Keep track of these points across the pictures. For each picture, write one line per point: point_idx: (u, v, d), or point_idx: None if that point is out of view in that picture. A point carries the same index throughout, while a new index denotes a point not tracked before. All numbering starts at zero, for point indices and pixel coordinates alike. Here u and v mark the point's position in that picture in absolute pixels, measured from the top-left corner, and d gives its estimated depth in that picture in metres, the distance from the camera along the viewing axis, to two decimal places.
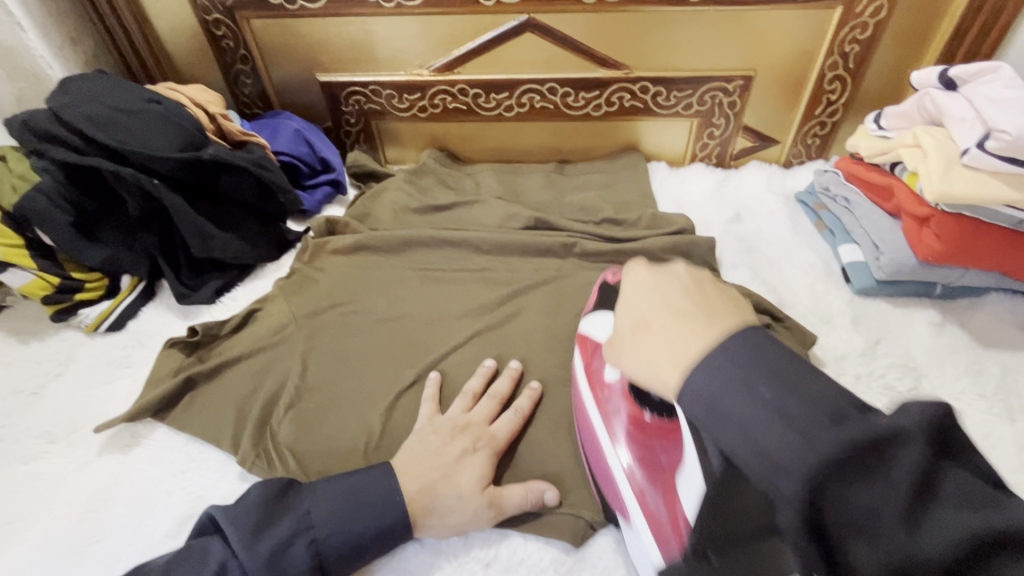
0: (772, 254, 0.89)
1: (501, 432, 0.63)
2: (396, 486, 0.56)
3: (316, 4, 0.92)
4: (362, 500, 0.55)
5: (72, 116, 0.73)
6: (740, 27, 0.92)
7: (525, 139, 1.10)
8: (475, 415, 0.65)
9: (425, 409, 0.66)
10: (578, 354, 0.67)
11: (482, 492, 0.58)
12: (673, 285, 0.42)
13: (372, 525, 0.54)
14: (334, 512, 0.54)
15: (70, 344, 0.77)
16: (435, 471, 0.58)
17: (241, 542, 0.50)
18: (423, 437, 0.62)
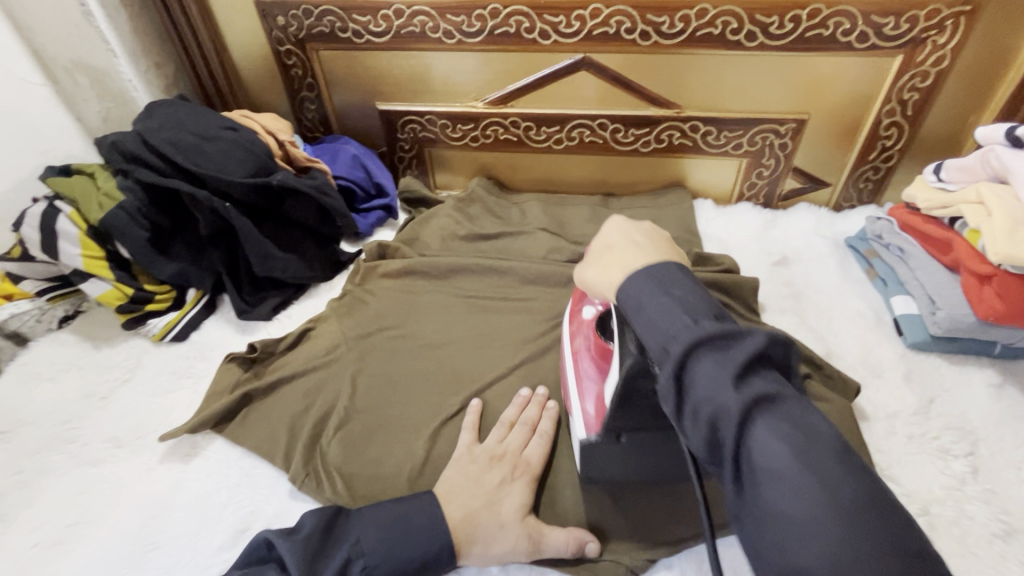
0: (821, 300, 0.88)
1: (535, 458, 0.65)
2: (441, 515, 0.57)
3: (381, 38, 0.97)
4: (409, 531, 0.56)
5: (157, 140, 0.79)
6: (795, 72, 0.93)
7: (572, 170, 1.12)
8: (511, 443, 0.66)
9: (465, 438, 0.67)
10: (569, 304, 0.73)
11: (521, 523, 0.59)
12: (639, 230, 0.54)
13: (419, 555, 0.55)
14: (382, 541, 0.55)
15: (138, 352, 0.81)
16: (482, 505, 0.59)
17: (298, 573, 0.52)
18: (462, 467, 0.63)
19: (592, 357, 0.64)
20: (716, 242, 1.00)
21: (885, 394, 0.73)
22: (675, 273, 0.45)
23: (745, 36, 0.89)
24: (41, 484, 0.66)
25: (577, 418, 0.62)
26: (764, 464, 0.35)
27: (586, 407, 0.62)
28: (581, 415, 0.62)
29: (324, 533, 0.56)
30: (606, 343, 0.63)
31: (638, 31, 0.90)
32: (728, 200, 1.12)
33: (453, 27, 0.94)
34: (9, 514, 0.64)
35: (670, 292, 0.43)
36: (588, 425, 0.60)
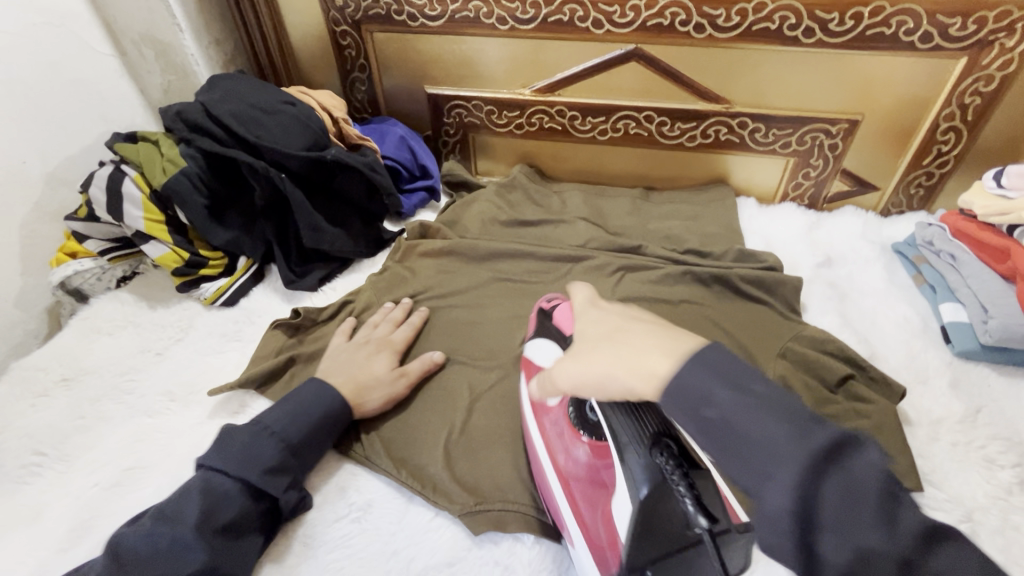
0: (865, 303, 0.86)
1: (398, 339, 0.78)
2: (328, 386, 0.68)
3: (436, 22, 0.98)
4: (288, 409, 0.64)
5: (220, 111, 0.82)
6: (851, 70, 0.91)
7: (614, 162, 1.12)
8: (379, 332, 0.79)
9: (339, 337, 0.78)
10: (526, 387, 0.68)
11: (393, 370, 0.73)
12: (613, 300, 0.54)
13: (305, 424, 0.64)
14: (283, 414, 0.64)
15: (190, 313, 0.85)
16: (354, 373, 0.71)
17: (210, 457, 0.59)
18: (338, 356, 0.74)
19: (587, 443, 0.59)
20: (758, 241, 0.99)
21: (929, 400, 0.72)
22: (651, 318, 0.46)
23: (803, 31, 0.88)
24: (100, 430, 0.70)
25: (585, 550, 0.55)
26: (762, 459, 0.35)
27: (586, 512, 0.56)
28: (588, 541, 0.55)
29: (299, 405, 0.65)
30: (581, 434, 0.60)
31: (692, 23, 0.90)
32: (771, 200, 1.10)
33: (507, 13, 0.95)
34: (71, 455, 0.68)
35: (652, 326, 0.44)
36: (603, 560, 0.53)
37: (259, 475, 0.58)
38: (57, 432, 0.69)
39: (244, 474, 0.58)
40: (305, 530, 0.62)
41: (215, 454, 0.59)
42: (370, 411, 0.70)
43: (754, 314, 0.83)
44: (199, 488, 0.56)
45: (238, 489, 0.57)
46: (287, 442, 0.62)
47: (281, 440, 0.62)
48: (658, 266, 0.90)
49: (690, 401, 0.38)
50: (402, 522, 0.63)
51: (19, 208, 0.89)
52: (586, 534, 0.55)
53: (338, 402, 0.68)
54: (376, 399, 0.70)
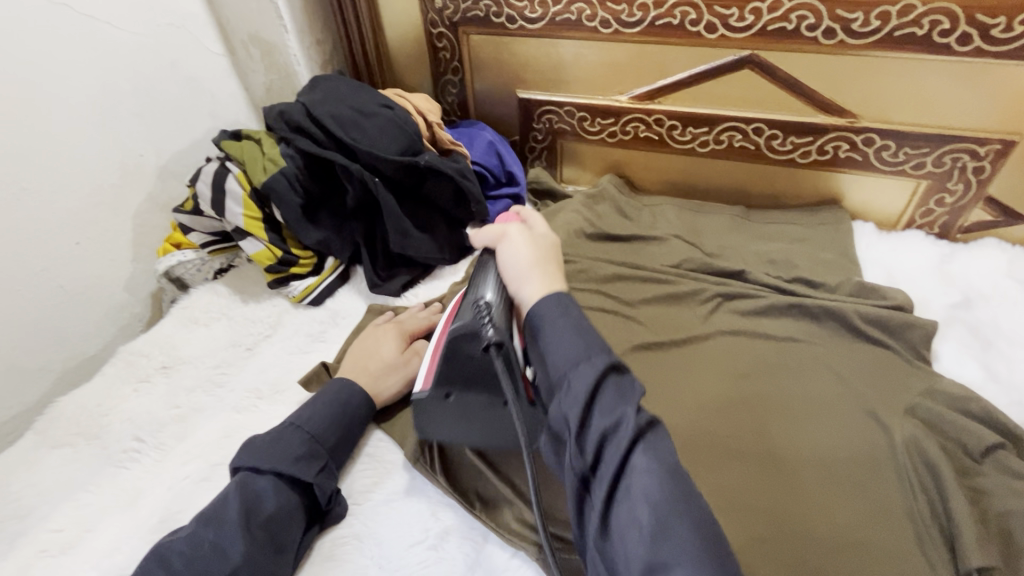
0: (1014, 354, 0.74)
1: (411, 324, 0.79)
2: (346, 378, 0.70)
3: (535, 24, 0.95)
4: (312, 400, 0.66)
5: (321, 112, 0.82)
6: (1010, 85, 0.79)
7: (712, 176, 1.04)
8: (400, 318, 0.80)
9: (375, 321, 0.80)
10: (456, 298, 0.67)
11: (405, 353, 0.74)
12: (542, 240, 0.63)
13: (328, 414, 0.65)
14: (307, 407, 0.65)
15: (279, 310, 0.87)
16: (372, 363, 0.72)
17: (237, 455, 0.61)
18: (361, 342, 0.76)
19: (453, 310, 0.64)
20: (879, 273, 0.88)
21: None
22: (569, 300, 0.56)
23: (957, 38, 0.77)
24: (193, 421, 0.72)
25: (425, 360, 0.62)
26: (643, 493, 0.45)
27: (441, 329, 0.62)
28: (430, 352, 0.62)
29: (324, 400, 0.66)
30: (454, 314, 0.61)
31: (822, 28, 0.81)
32: (893, 226, 0.98)
33: (611, 15, 0.90)
34: (167, 444, 0.70)
35: (574, 325, 0.53)
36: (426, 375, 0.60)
37: (291, 466, 0.59)
38: (155, 420, 0.72)
39: (274, 465, 0.59)
40: (380, 550, 0.60)
41: (247, 455, 0.60)
42: (388, 399, 0.71)
43: (876, 358, 0.73)
44: (237, 491, 0.57)
45: (274, 484, 0.58)
46: (314, 434, 0.63)
47: (308, 433, 0.62)
48: (761, 294, 0.82)
49: (600, 415, 0.48)
50: (478, 556, 0.60)
51: (134, 197, 0.95)
52: (432, 348, 0.62)
53: (366, 394, 0.69)
54: (394, 387, 0.72)
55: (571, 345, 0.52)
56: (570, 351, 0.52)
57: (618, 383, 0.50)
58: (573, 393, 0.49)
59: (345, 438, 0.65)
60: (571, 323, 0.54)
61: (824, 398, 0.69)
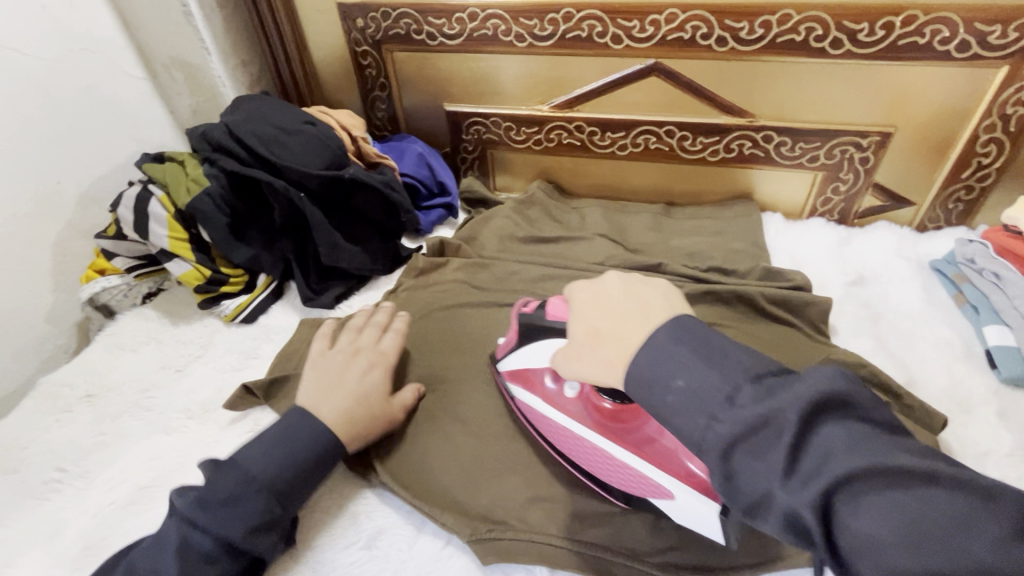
0: (901, 324, 0.82)
1: (390, 347, 0.73)
2: (315, 420, 0.62)
3: (454, 41, 0.99)
4: (272, 448, 0.58)
5: (243, 132, 0.83)
6: (881, 82, 0.88)
7: (635, 177, 1.10)
8: (364, 342, 0.73)
9: (316, 346, 0.71)
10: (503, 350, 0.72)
11: (386, 400, 0.68)
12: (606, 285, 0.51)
13: (287, 469, 0.58)
14: (263, 458, 0.57)
15: (211, 330, 0.86)
16: (344, 398, 0.65)
17: (186, 514, 0.53)
18: (318, 368, 0.68)
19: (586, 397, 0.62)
20: (785, 258, 0.96)
21: (974, 431, 0.68)
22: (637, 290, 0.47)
23: (830, 43, 0.85)
24: (120, 447, 0.71)
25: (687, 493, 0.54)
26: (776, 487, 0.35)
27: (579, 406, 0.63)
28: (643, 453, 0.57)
29: (281, 445, 0.59)
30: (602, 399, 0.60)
31: (714, 36, 0.88)
32: (798, 215, 1.06)
33: (525, 30, 0.95)
34: (91, 471, 0.68)
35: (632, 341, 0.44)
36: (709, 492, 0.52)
37: (241, 534, 0.53)
38: (78, 449, 0.71)
39: (222, 533, 0.52)
40: (319, 574, 0.59)
41: (196, 515, 0.53)
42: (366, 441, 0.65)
43: (783, 335, 0.79)
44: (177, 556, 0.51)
45: (219, 551, 0.52)
46: (271, 491, 0.56)
47: (264, 491, 0.55)
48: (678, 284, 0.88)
49: (830, 472, 0.33)
50: (411, 550, 0.61)
51: (53, 225, 0.92)
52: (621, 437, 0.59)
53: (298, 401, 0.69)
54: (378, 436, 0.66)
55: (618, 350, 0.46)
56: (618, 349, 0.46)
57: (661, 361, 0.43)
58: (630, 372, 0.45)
59: (300, 487, 0.58)
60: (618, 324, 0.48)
61: None
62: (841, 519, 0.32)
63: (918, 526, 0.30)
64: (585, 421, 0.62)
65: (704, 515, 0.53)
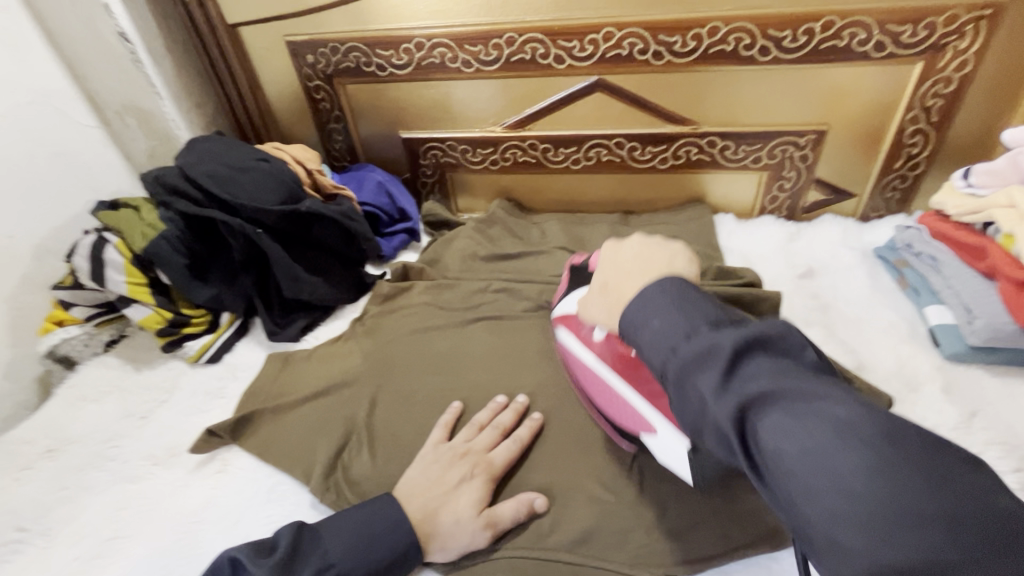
0: (850, 311, 0.85)
1: (499, 459, 0.67)
2: (400, 515, 0.59)
3: (404, 70, 1.02)
4: (372, 537, 0.58)
5: (197, 173, 0.84)
6: (810, 84, 0.93)
7: (591, 189, 1.13)
8: (477, 443, 0.68)
9: (433, 435, 0.69)
10: (564, 330, 0.76)
11: (479, 515, 0.61)
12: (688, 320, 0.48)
13: (386, 556, 0.57)
14: (347, 548, 0.57)
15: (175, 374, 0.85)
16: (435, 500, 0.62)
17: None
18: (424, 467, 0.65)
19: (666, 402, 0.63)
20: (738, 256, 0.99)
21: (922, 408, 0.71)
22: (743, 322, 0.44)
23: (758, 50, 0.90)
24: (84, 500, 0.70)
25: None
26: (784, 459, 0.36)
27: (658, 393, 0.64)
28: None
29: (363, 534, 0.58)
30: None
31: (650, 51, 0.92)
32: (749, 214, 1.11)
33: (471, 56, 0.98)
34: (55, 527, 0.67)
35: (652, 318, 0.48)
36: None
37: None
38: (40, 506, 0.69)
39: None
40: None
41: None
42: (446, 555, 0.60)
43: None
44: None
45: None
46: None
47: None
48: None
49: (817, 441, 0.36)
50: None
51: (6, 281, 0.91)
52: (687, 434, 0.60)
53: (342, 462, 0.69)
54: (457, 548, 0.60)
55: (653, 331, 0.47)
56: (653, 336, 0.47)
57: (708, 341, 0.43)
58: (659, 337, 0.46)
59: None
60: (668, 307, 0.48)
61: None
62: (762, 444, 0.38)
63: (877, 475, 0.33)
64: (660, 413, 0.63)
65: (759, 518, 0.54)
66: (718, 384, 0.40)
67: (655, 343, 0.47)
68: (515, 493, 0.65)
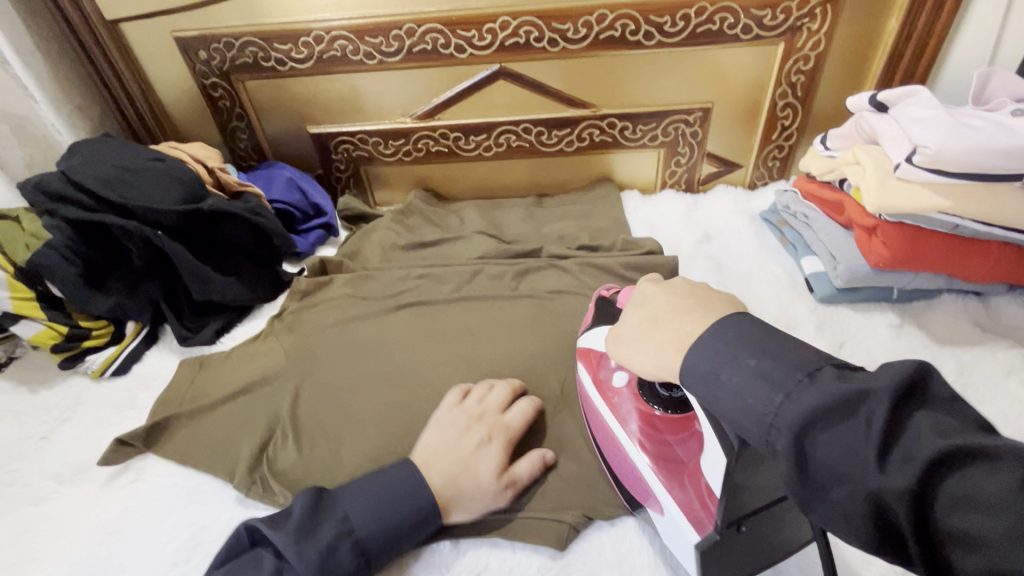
0: (740, 268, 0.94)
1: (515, 422, 0.67)
2: (421, 479, 0.60)
3: (305, 64, 1.01)
4: (394, 496, 0.58)
5: (83, 177, 0.79)
6: (693, 65, 1.01)
7: (505, 175, 1.17)
8: (490, 406, 0.68)
9: (448, 398, 0.69)
10: (583, 366, 0.69)
11: (498, 477, 0.62)
12: (678, 294, 0.53)
13: (409, 516, 0.58)
14: (370, 510, 0.57)
15: (77, 390, 0.81)
16: (455, 464, 0.62)
17: (291, 546, 0.53)
18: (440, 429, 0.65)
19: (638, 421, 0.60)
20: (643, 228, 1.06)
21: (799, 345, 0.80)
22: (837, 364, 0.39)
23: (643, 35, 0.97)
24: None
25: (678, 518, 0.53)
26: (824, 461, 0.35)
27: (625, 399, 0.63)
28: (681, 508, 0.53)
29: (382, 497, 0.58)
30: (652, 409, 0.60)
31: (545, 38, 0.97)
32: (653, 190, 1.19)
33: (372, 48, 0.98)
34: None
35: (747, 363, 0.41)
36: (698, 520, 0.51)
37: None
38: None
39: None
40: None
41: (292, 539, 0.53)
42: (466, 517, 0.61)
43: None
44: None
45: None
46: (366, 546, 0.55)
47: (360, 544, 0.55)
48: (553, 265, 0.96)
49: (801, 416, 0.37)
50: None
51: None
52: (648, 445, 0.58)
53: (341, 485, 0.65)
54: (481, 508, 0.61)
55: (742, 386, 0.40)
56: (748, 397, 0.40)
57: (845, 393, 0.36)
58: (741, 406, 0.40)
59: (386, 544, 0.57)
60: (740, 348, 0.42)
61: None
62: (812, 445, 0.36)
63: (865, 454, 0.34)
64: (628, 423, 0.61)
65: (681, 537, 0.54)
66: (861, 439, 0.34)
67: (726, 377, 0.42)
68: (525, 451, 0.67)
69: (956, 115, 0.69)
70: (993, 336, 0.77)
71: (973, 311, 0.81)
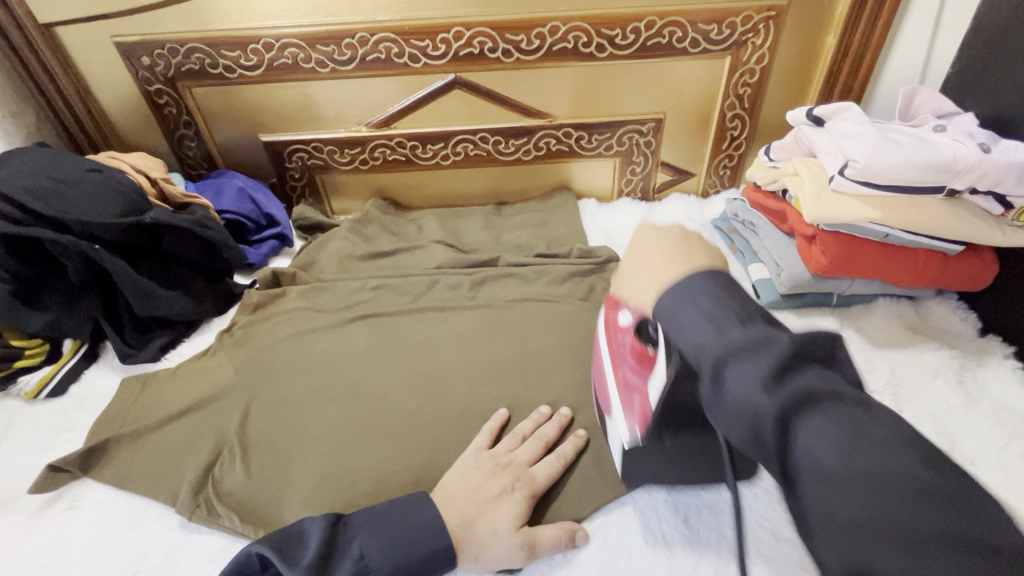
0: None
1: (542, 475, 0.65)
2: (429, 514, 0.58)
3: (254, 71, 0.98)
4: (407, 526, 0.57)
5: (11, 188, 0.75)
6: (644, 77, 1.03)
7: (464, 183, 1.17)
8: (518, 455, 0.66)
9: (475, 442, 0.68)
10: (606, 307, 0.70)
11: (517, 531, 0.59)
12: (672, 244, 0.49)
13: (414, 548, 0.56)
14: (382, 544, 0.56)
15: (10, 413, 0.77)
16: (474, 507, 0.60)
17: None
18: (465, 473, 0.64)
19: (631, 363, 0.60)
20: (599, 235, 1.08)
21: None
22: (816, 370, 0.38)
23: (595, 48, 0.98)
24: None
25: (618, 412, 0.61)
26: (808, 459, 0.33)
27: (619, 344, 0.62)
28: (621, 398, 0.60)
29: (392, 529, 0.57)
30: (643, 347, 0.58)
31: (499, 49, 0.98)
32: (610, 197, 1.21)
33: (324, 56, 0.97)
34: None
35: (702, 305, 0.42)
36: (629, 418, 0.59)
37: None
38: None
39: None
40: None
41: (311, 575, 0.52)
42: (480, 566, 0.58)
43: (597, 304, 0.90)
44: None
45: None
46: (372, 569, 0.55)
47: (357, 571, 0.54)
48: (511, 275, 0.96)
49: (798, 388, 0.36)
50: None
51: None
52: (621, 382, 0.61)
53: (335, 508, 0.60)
54: (493, 561, 0.58)
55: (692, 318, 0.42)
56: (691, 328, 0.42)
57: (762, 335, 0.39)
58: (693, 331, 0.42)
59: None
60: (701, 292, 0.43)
61: (559, 346, 0.83)
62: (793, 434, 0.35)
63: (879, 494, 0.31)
64: (619, 362, 0.61)
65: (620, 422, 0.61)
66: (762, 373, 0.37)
67: (700, 328, 0.41)
68: (557, 520, 0.63)
69: (883, 129, 0.73)
70: (924, 338, 0.82)
71: (906, 314, 0.85)
